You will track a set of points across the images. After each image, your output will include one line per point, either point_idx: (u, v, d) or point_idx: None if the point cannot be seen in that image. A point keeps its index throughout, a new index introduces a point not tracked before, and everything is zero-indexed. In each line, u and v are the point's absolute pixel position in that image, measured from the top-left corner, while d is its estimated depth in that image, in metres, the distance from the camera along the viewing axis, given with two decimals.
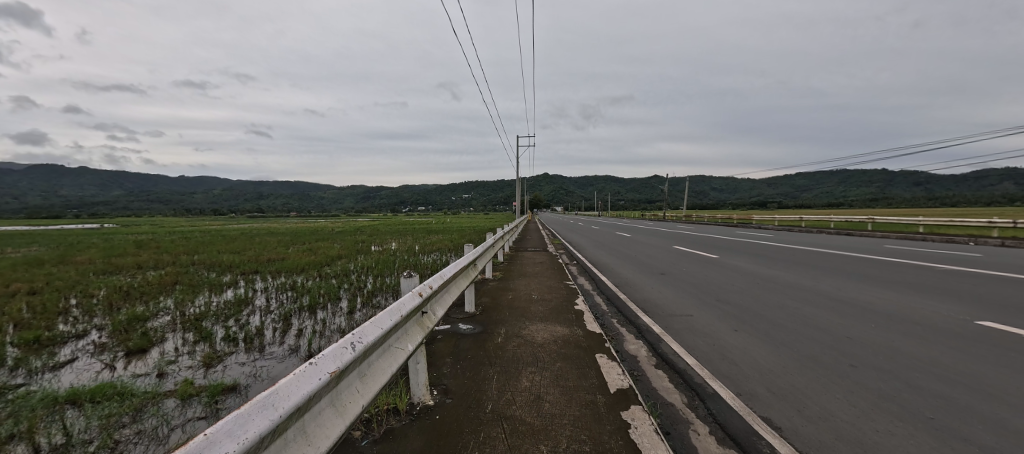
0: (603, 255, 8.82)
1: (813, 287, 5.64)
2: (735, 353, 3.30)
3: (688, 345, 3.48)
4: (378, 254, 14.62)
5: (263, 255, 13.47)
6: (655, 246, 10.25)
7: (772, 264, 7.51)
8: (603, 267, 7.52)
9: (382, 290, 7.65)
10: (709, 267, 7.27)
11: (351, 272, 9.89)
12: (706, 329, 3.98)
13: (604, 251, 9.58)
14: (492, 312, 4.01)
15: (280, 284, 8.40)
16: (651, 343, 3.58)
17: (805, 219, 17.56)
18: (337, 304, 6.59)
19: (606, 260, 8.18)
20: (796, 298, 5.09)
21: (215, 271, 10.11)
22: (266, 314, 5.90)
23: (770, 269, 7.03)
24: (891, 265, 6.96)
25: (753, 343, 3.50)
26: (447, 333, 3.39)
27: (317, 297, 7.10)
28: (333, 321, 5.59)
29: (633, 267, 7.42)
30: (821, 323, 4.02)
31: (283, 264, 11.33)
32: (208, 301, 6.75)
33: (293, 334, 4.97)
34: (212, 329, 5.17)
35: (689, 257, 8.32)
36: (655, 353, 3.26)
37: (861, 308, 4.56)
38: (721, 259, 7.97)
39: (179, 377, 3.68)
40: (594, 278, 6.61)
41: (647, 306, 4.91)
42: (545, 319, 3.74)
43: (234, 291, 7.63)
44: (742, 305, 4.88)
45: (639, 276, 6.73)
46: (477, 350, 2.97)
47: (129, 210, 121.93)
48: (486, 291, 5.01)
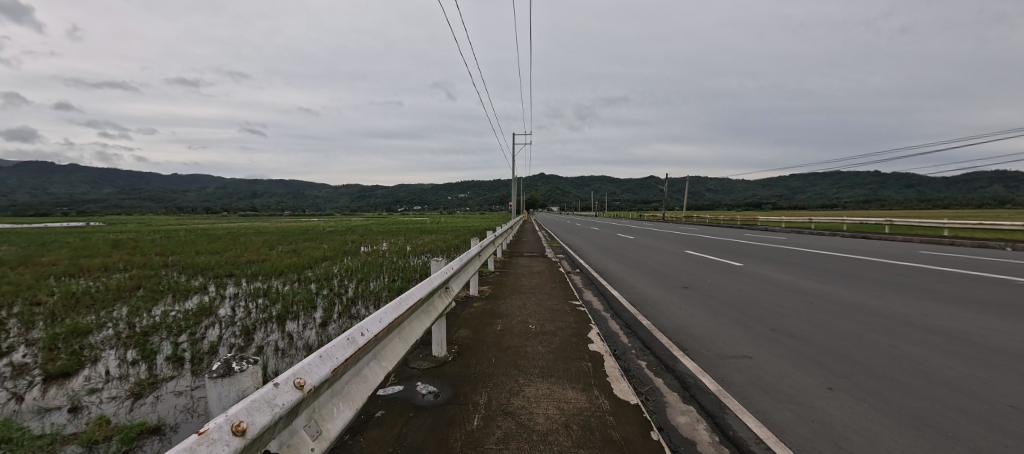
0: (614, 267, 7.70)
1: (881, 310, 4.61)
2: (861, 442, 2.09)
3: (775, 423, 2.28)
4: (366, 255, 13.89)
5: (243, 256, 12.66)
6: (667, 253, 9.25)
7: (806, 276, 6.56)
8: (617, 281, 6.42)
9: (364, 298, 6.94)
10: (741, 282, 6.20)
11: (334, 276, 9.17)
12: (785, 388, 2.79)
13: (613, 260, 8.50)
14: (471, 359, 3.14)
15: (251, 290, 7.63)
16: (714, 415, 2.39)
17: (815, 220, 17.05)
18: (309, 313, 5.88)
19: (618, 273, 7.10)
20: (871, 328, 4.02)
21: (184, 275, 9.32)
22: (227, 326, 5.19)
23: (813, 283, 6.02)
24: (929, 277, 6.35)
25: (876, 422, 2.29)
26: (394, 409, 2.33)
27: (291, 305, 6.38)
28: (301, 334, 4.89)
29: (649, 280, 6.50)
30: (948, 379, 2.85)
31: (260, 266, 10.54)
32: (167, 311, 6.04)
33: (251, 352, 4.28)
34: (159, 346, 4.49)
35: (711, 269, 7.27)
36: (729, 442, 2.06)
37: (979, 348, 3.42)
38: (749, 272, 6.94)
39: (95, 413, 3.01)
40: (606, 295, 5.51)
41: (682, 338, 3.78)
42: (547, 374, 2.81)
43: (200, 299, 6.91)
44: (807, 339, 3.76)
45: (661, 293, 5.60)
46: (438, 451, 1.88)
47: (118, 208, 119.65)
48: (469, 320, 4.22)
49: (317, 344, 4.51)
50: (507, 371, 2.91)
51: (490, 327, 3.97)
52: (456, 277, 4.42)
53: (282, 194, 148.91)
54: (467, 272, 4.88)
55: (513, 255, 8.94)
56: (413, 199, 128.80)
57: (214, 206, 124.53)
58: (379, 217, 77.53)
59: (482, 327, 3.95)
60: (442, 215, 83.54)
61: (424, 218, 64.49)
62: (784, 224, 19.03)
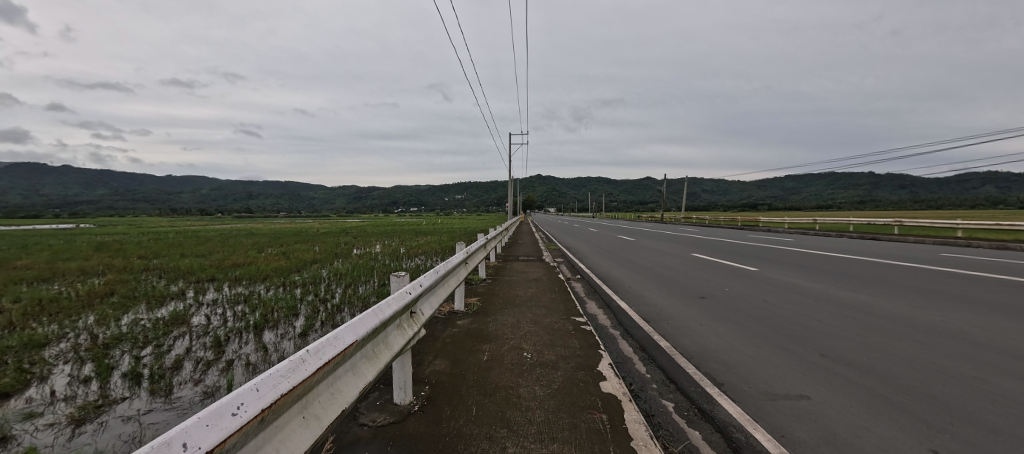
0: (623, 276, 7.10)
1: (938, 329, 4.03)
2: None
3: None
4: (358, 257, 13.43)
5: (229, 259, 12.18)
6: (675, 257, 8.75)
7: (831, 285, 6.06)
8: (627, 294, 5.83)
9: (351, 305, 6.51)
10: (767, 295, 5.62)
11: (322, 280, 8.76)
12: (869, 447, 2.13)
13: (620, 267, 7.92)
14: (443, 408, 2.45)
15: (231, 297, 7.18)
16: None
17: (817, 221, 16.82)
18: (290, 321, 5.49)
19: (628, 284, 6.50)
20: (940, 356, 3.39)
21: (164, 279, 8.85)
22: (198, 337, 4.78)
23: (842, 294, 5.52)
24: (949, 281, 6.03)
25: None
26: None
27: (271, 312, 5.97)
28: (278, 346, 4.47)
29: (661, 290, 6.03)
30: None
31: (245, 270, 10.06)
32: (135, 320, 5.58)
33: (218, 367, 3.88)
34: (119, 360, 4.07)
35: (729, 278, 6.71)
36: None
37: None
38: (772, 281, 6.39)
39: (25, 444, 2.60)
40: (617, 312, 4.92)
41: (717, 372, 3.17)
42: (543, 436, 2.14)
43: (175, 306, 6.46)
44: (869, 373, 3.13)
45: (681, 310, 4.99)
46: None
47: (110, 210, 118.14)
48: (446, 348, 3.52)
49: None
50: (490, 426, 2.26)
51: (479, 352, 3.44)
52: (436, 293, 3.82)
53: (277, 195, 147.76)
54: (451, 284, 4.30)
55: (510, 259, 8.48)
56: (410, 200, 128.01)
57: (208, 207, 123.25)
58: (375, 218, 77.02)
59: (469, 352, 3.46)
60: (438, 216, 83.11)
61: (421, 219, 64.00)
62: (787, 225, 18.75)
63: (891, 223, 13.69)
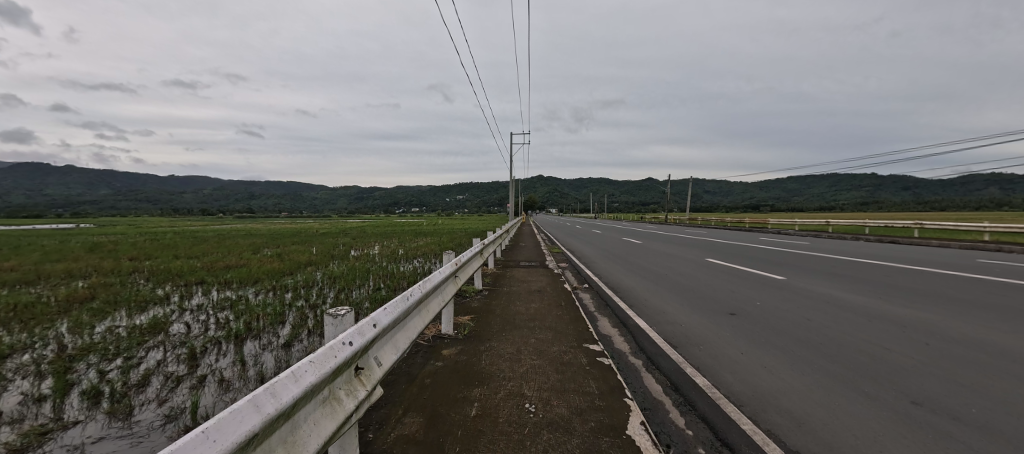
0: (639, 289, 6.32)
1: None
2: None
3: None
4: (356, 260, 13.09)
5: (223, 261, 11.87)
6: (693, 266, 8.05)
7: (881, 300, 5.27)
8: (648, 312, 5.03)
9: (341, 311, 6.12)
10: (812, 314, 4.78)
11: (314, 284, 8.40)
12: None
13: (635, 278, 7.16)
14: None
15: (218, 302, 6.82)
16: None
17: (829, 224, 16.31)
18: (274, 330, 5.13)
19: (647, 299, 5.71)
20: None
21: (152, 283, 8.53)
22: (172, 349, 4.42)
23: (897, 313, 4.73)
24: (988, 290, 5.57)
25: None
26: None
27: (255, 320, 5.61)
28: (257, 359, 4.11)
29: (684, 306, 5.32)
30: None
31: (237, 272, 9.70)
32: (110, 328, 5.24)
33: (189, 383, 3.54)
34: (80, 375, 3.72)
35: (759, 293, 5.90)
36: None
37: None
38: (811, 297, 5.58)
39: None
40: (637, 335, 4.10)
41: (775, 426, 2.30)
42: None
43: (156, 312, 6.11)
44: (992, 428, 2.22)
45: (713, 334, 4.16)
46: None
47: (113, 210, 118.42)
48: (415, 402, 2.51)
49: (272, 374, 3.72)
50: None
51: (470, 384, 2.77)
52: (402, 328, 2.89)
53: (279, 195, 147.89)
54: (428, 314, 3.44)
55: (511, 266, 7.90)
56: (412, 201, 127.84)
57: (210, 207, 123.40)
58: (376, 219, 76.83)
59: (457, 381, 2.80)
60: (440, 217, 82.87)
61: (423, 220, 63.74)
62: (798, 227, 18.23)
63: (912, 224, 13.10)
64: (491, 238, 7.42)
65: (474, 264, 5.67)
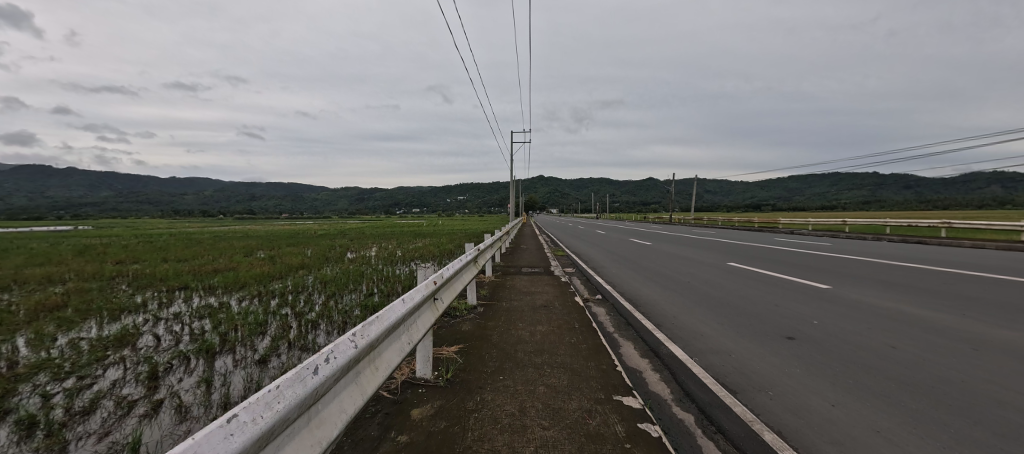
0: (665, 305, 5.34)
1: None
2: None
3: None
4: (351, 262, 12.59)
5: (211, 264, 11.39)
6: (716, 276, 7.18)
7: (956, 316, 4.42)
8: (681, 335, 4.06)
9: (326, 320, 5.62)
10: (895, 341, 3.75)
11: (302, 289, 7.91)
12: None
13: (658, 292, 6.19)
14: None
15: (197, 309, 6.33)
16: None
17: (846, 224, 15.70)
18: (252, 342, 4.67)
19: (677, 317, 4.72)
20: None
21: (131, 288, 8.08)
22: (132, 367, 3.95)
23: (1002, 338, 3.74)
24: None
25: None
26: None
27: (233, 330, 5.13)
28: (225, 378, 3.65)
29: (724, 325, 4.40)
30: None
31: (223, 277, 9.22)
32: (72, 341, 4.77)
33: (141, 410, 3.08)
34: (20, 400, 3.25)
35: (815, 311, 4.87)
36: None
37: None
38: (879, 315, 4.58)
39: None
40: (674, 370, 3.13)
41: None
42: None
43: (127, 322, 5.63)
44: None
45: (778, 370, 3.17)
46: None
47: (113, 212, 118.21)
48: None
49: (239, 397, 3.25)
50: None
51: None
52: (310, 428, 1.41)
53: (279, 197, 147.59)
54: (363, 395, 1.79)
55: (512, 275, 7.18)
56: (413, 202, 127.51)
57: (209, 208, 123.14)
58: (376, 219, 76.40)
59: None
60: (440, 218, 82.47)
61: (422, 221, 63.31)
62: (811, 226, 17.59)
63: (937, 223, 12.45)
64: (487, 241, 6.65)
65: (465, 279, 4.84)
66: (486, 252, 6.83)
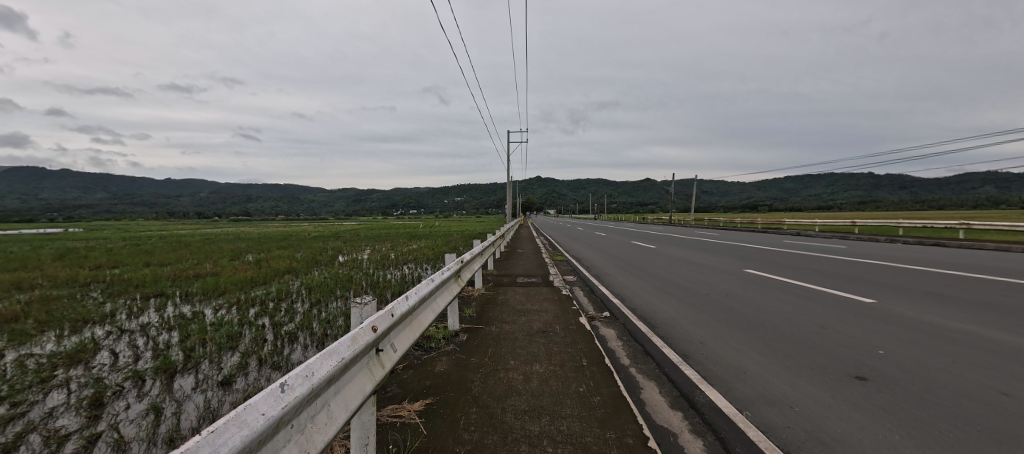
0: (689, 326, 4.42)
1: None
2: None
3: None
4: (341, 266, 12.09)
5: (193, 269, 10.86)
6: (737, 288, 6.35)
7: (1009, 333, 3.92)
8: (717, 371, 3.14)
9: (304, 333, 5.15)
10: (1009, 385, 2.78)
11: (285, 296, 7.43)
12: None
13: (676, 308, 5.28)
14: None
15: (167, 320, 5.85)
16: None
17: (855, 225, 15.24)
18: (217, 360, 4.21)
19: (708, 345, 3.78)
20: None
21: (104, 296, 7.59)
22: (75, 392, 3.47)
23: None
24: None
25: None
26: None
27: (198, 346, 4.64)
28: (179, 405, 3.18)
29: (770, 358, 3.43)
30: None
31: (203, 283, 8.73)
32: (18, 359, 4.29)
33: (68, 449, 2.61)
34: None
35: (874, 335, 3.95)
36: None
37: None
38: (952, 343, 3.69)
39: None
40: (721, 431, 2.19)
41: None
42: None
43: (88, 334, 5.15)
44: None
45: (867, 433, 2.18)
46: None
47: (106, 213, 116.90)
48: None
49: (188, 431, 2.79)
50: None
51: None
52: None
53: (275, 198, 146.59)
54: None
55: (507, 287, 6.54)
56: (410, 203, 126.79)
57: (204, 210, 122.15)
58: (373, 221, 75.94)
59: None
60: (438, 219, 82.02)
61: (420, 223, 63.13)
62: (819, 228, 17.16)
63: (953, 224, 11.99)
64: (476, 248, 5.91)
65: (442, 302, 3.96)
66: (475, 262, 6.07)
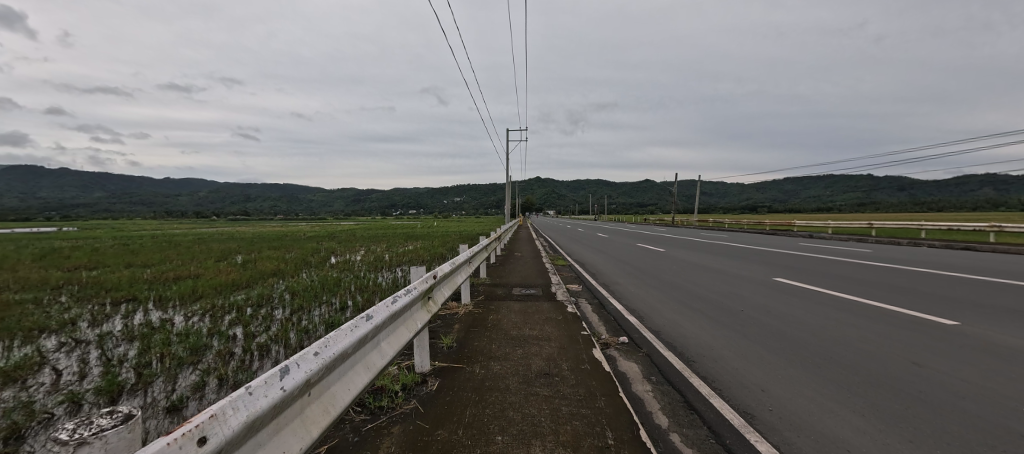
0: (738, 363, 3.44)
1: None
2: None
3: None
4: (331, 268, 11.54)
5: (172, 270, 10.31)
6: (774, 302, 5.41)
7: None
8: (803, 446, 2.18)
9: (277, 346, 4.62)
10: None
11: (264, 301, 6.90)
12: None
13: (712, 331, 4.30)
14: None
15: (131, 329, 5.34)
16: None
17: (871, 227, 14.66)
18: (169, 381, 3.68)
19: (773, 396, 2.82)
20: None
21: (72, 300, 7.08)
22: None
23: None
24: None
25: None
26: None
27: (154, 362, 4.11)
28: None
29: (867, 419, 2.47)
30: None
31: (180, 286, 8.20)
32: None
33: None
34: None
35: (984, 377, 3.01)
36: None
37: None
38: None
39: None
40: None
41: None
42: None
43: (38, 346, 4.64)
44: None
45: None
46: None
47: (102, 212, 116.13)
48: None
49: None
50: None
51: None
52: None
53: (273, 198, 145.62)
54: None
55: (500, 296, 5.75)
56: (409, 203, 126.12)
57: (201, 210, 121.52)
58: (371, 221, 75.41)
59: None
60: (436, 219, 81.41)
61: (418, 223, 62.73)
62: (830, 229, 16.61)
63: (983, 226, 11.38)
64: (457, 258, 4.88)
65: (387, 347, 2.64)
66: (457, 275, 5.04)
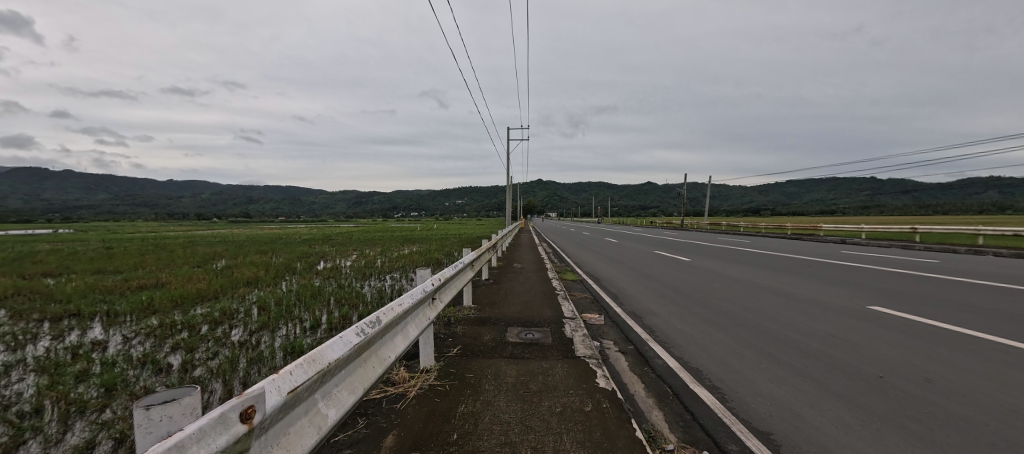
0: None
1: None
2: None
3: None
4: (315, 275, 10.61)
5: (141, 278, 9.44)
6: (939, 368, 3.26)
7: None
8: None
9: (214, 384, 3.64)
10: None
11: (224, 318, 5.97)
12: None
13: (884, 445, 2.21)
14: None
15: (49, 356, 4.41)
16: None
17: (903, 231, 13.63)
18: (46, 444, 2.70)
19: None
20: None
21: (8, 315, 6.20)
22: None
23: None
24: None
25: None
26: None
27: (43, 408, 3.16)
28: None
29: None
30: None
31: (139, 297, 7.32)
32: None
33: None
34: None
35: None
36: None
37: None
38: None
39: None
40: None
41: None
42: None
43: None
44: None
45: None
46: None
47: (104, 215, 116.24)
48: None
49: None
50: None
51: None
52: None
53: (275, 200, 145.52)
54: None
55: (482, 335, 3.93)
56: (410, 205, 125.57)
57: (202, 212, 121.41)
58: (370, 223, 75.07)
59: None
60: (437, 222, 81.24)
61: (418, 225, 62.46)
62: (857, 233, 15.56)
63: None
64: (409, 295, 2.43)
65: None
66: (412, 328, 2.54)
